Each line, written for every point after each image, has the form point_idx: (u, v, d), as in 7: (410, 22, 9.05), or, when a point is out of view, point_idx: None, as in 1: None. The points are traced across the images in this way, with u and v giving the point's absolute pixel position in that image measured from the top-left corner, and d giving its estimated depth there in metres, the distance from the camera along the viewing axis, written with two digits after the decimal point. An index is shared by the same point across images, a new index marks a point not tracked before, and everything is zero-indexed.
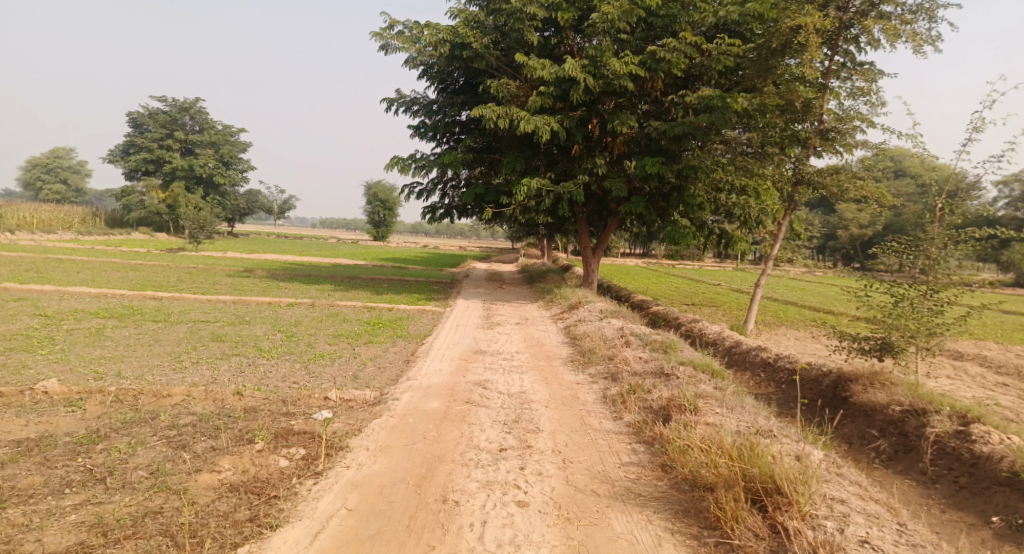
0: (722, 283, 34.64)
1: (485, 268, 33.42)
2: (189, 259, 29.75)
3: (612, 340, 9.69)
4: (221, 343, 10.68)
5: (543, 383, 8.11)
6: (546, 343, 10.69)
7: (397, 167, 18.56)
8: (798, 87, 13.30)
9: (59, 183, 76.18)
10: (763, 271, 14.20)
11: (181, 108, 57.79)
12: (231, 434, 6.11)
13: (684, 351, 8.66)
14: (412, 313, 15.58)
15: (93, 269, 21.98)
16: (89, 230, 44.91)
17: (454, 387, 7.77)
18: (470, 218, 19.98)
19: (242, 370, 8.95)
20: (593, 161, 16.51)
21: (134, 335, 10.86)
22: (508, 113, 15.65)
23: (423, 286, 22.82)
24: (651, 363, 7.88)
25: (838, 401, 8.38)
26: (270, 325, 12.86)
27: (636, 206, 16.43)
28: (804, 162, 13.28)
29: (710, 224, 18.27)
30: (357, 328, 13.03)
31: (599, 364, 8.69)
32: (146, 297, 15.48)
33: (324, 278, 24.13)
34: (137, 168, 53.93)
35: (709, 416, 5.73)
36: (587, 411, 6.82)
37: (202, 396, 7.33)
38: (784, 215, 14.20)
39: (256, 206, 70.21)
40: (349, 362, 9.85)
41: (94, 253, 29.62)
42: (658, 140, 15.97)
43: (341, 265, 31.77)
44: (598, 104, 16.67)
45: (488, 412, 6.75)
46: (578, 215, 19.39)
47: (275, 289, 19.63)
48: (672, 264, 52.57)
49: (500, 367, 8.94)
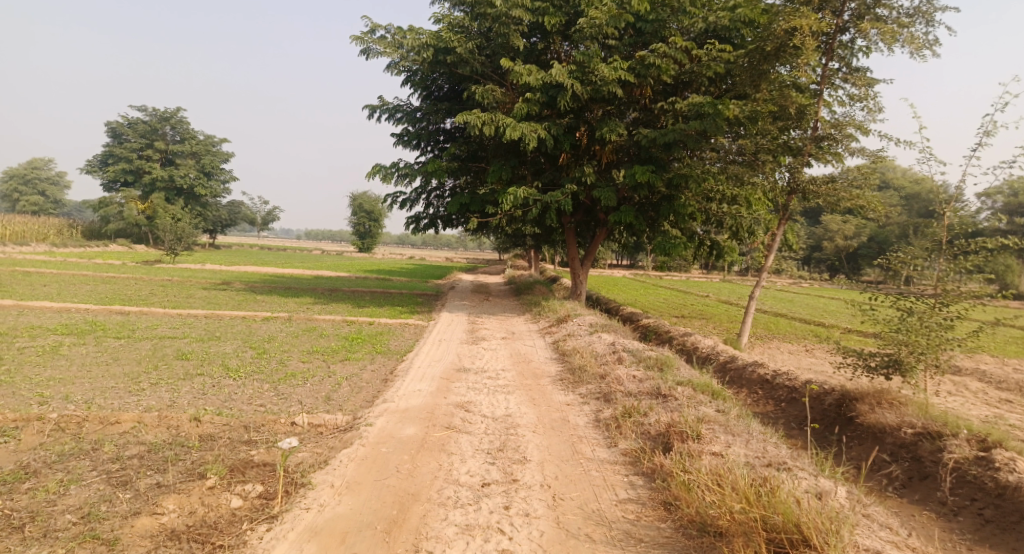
0: (710, 295, 34.35)
1: (470, 280, 32.83)
2: (166, 271, 28.90)
3: (603, 356, 9.15)
4: (186, 361, 9.98)
5: (530, 404, 7.53)
6: (533, 359, 10.12)
7: (379, 175, 18.00)
8: (792, 93, 12.96)
9: (37, 194, 74.52)
10: (757, 283, 13.73)
11: (162, 118, 56.86)
12: (181, 468, 5.45)
13: (681, 368, 8.14)
14: (393, 327, 14.93)
15: (60, 282, 21.06)
16: (65, 241, 43.70)
17: (434, 409, 7.17)
18: (456, 228, 19.42)
19: (204, 392, 8.26)
20: (581, 169, 16.08)
21: (92, 353, 10.12)
22: (494, 120, 15.19)
23: (406, 298, 22.15)
24: (646, 383, 7.34)
25: (843, 421, 7.88)
26: (241, 341, 12.16)
27: (626, 216, 15.96)
28: (799, 170, 12.90)
29: (700, 234, 17.83)
30: (334, 343, 12.37)
31: (590, 383, 8.13)
32: (112, 311, 14.68)
33: (304, 291, 23.37)
34: (116, 178, 52.84)
35: (715, 445, 5.19)
36: (579, 437, 6.25)
37: (154, 422, 6.64)
38: (779, 225, 13.79)
39: (238, 217, 69.18)
40: (322, 381, 9.20)
41: (65, 265, 28.68)
42: (648, 147, 15.57)
43: (324, 278, 31.04)
44: (586, 112, 16.26)
45: (470, 439, 6.15)
46: (566, 225, 18.92)
47: (252, 302, 18.89)
48: (659, 276, 52.32)
49: (484, 387, 8.35)
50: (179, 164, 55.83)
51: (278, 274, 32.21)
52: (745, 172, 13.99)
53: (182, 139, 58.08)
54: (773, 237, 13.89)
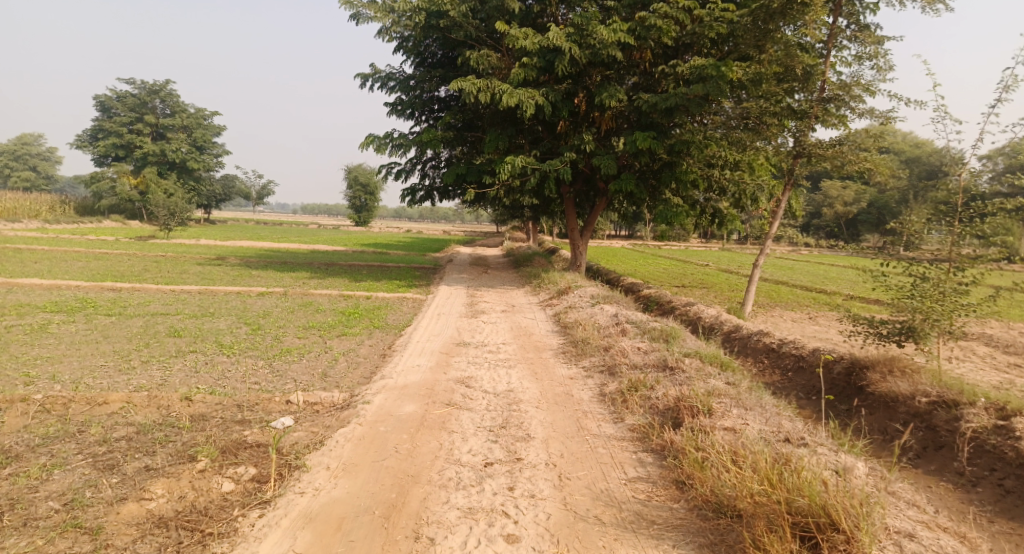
0: (710, 264, 34.14)
1: (469, 252, 32.51)
2: (160, 246, 28.53)
3: (606, 328, 8.91)
4: (178, 339, 9.73)
5: (532, 379, 7.31)
6: (534, 332, 9.89)
7: (373, 146, 17.53)
8: (799, 52, 12.48)
9: (27, 170, 73.47)
10: (762, 251, 13.43)
11: (151, 91, 55.64)
12: (171, 451, 5.23)
13: (686, 340, 7.92)
14: (391, 301, 14.67)
15: (51, 259, 20.71)
16: (57, 218, 43.11)
17: (433, 386, 6.95)
18: (453, 200, 19.04)
19: (196, 370, 8.03)
20: (581, 137, 15.65)
21: (81, 331, 9.85)
22: (490, 86, 14.69)
23: (404, 272, 21.86)
24: (652, 355, 7.12)
25: (853, 391, 7.70)
26: (235, 317, 11.89)
27: (627, 184, 15.58)
28: (806, 134, 12.49)
29: (702, 202, 17.33)
30: (330, 318, 12.11)
31: (593, 356, 7.90)
32: (103, 289, 14.38)
33: (300, 265, 23.03)
34: (107, 153, 51.99)
35: (728, 420, 4.97)
36: (584, 413, 6.04)
37: (144, 402, 6.41)
38: (783, 191, 13.39)
39: (233, 192, 68.42)
40: (319, 357, 8.97)
41: (58, 242, 28.32)
42: (648, 113, 15.11)
43: (320, 252, 30.71)
44: (585, 77, 15.76)
45: (472, 416, 5.94)
46: (565, 195, 18.54)
47: (247, 277, 18.59)
48: (658, 245, 52.07)
49: (484, 361, 8.13)
50: (170, 138, 54.90)
51: (274, 249, 31.81)
52: (749, 137, 13.60)
53: (172, 111, 56.99)
54: (778, 203, 13.51)
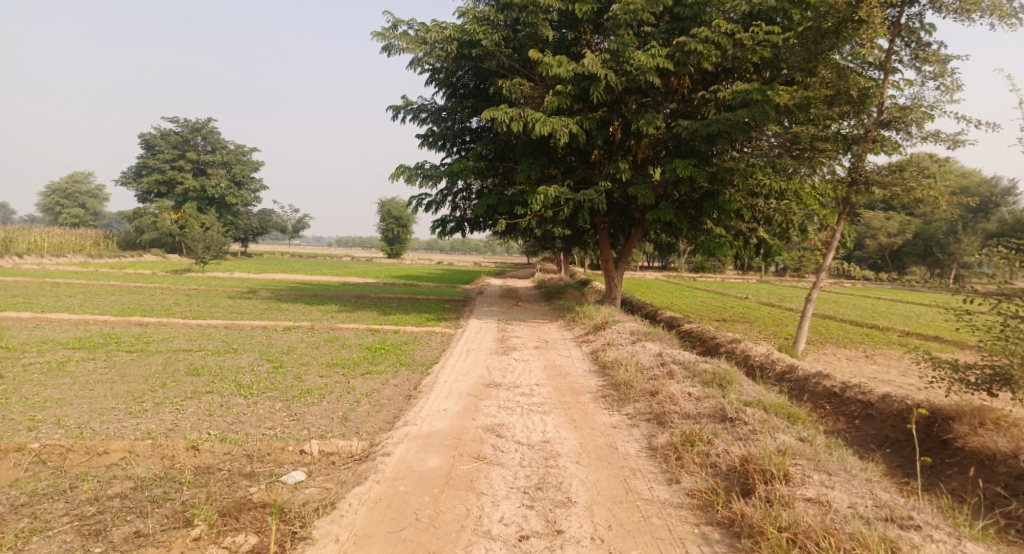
0: (749, 297, 32.97)
1: (499, 285, 32.02)
2: (195, 279, 28.78)
3: (650, 369, 8.15)
4: (197, 377, 9.29)
5: (570, 427, 6.58)
6: (571, 372, 9.17)
7: (403, 177, 17.27)
8: (852, 74, 11.75)
9: (77, 207, 76.36)
10: (815, 284, 12.45)
11: (194, 129, 57.44)
12: (167, 511, 4.67)
13: (742, 384, 7.11)
14: (419, 336, 14.12)
15: (85, 292, 20.87)
16: (101, 252, 44.35)
17: (461, 435, 6.27)
18: (483, 231, 18.58)
19: (210, 413, 7.52)
20: (616, 166, 15.08)
21: (98, 369, 9.51)
22: (522, 115, 14.32)
23: (434, 304, 21.40)
24: (706, 403, 6.34)
25: (936, 445, 6.76)
26: (258, 353, 11.46)
27: (665, 213, 14.87)
28: (861, 159, 11.66)
29: (745, 232, 16.54)
30: (355, 354, 11.59)
31: (638, 402, 7.14)
32: (130, 323, 14.19)
33: (330, 298, 22.81)
34: (150, 189, 53.64)
35: (809, 489, 4.18)
36: (632, 471, 5.29)
37: (147, 452, 5.90)
38: (837, 221, 12.48)
39: (269, 226, 69.81)
40: (340, 399, 8.40)
41: (96, 276, 28.82)
42: (688, 139, 14.51)
43: (350, 285, 30.54)
44: (621, 104, 15.24)
45: (503, 473, 5.25)
46: (599, 225, 17.93)
47: (275, 310, 18.35)
48: (693, 277, 50.84)
49: (517, 406, 7.42)
50: (211, 174, 56.46)
51: (305, 281, 31.83)
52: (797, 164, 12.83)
53: (213, 148, 58.65)
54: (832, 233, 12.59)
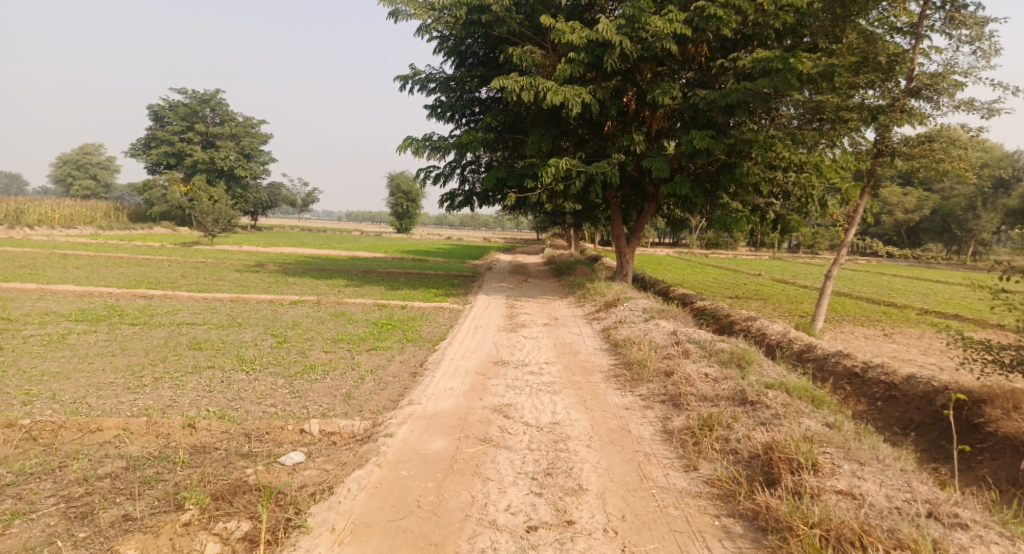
0: (762, 274, 32.45)
1: (508, 260, 31.69)
2: (203, 252, 28.65)
3: (665, 348, 7.84)
4: (199, 352, 9.09)
5: (581, 408, 6.31)
6: (581, 350, 8.89)
7: (410, 148, 16.86)
8: (881, 39, 11.13)
9: (88, 179, 76.45)
10: (836, 261, 11.99)
11: (201, 100, 56.91)
12: (158, 494, 4.46)
13: (762, 365, 6.78)
14: (427, 312, 13.88)
15: (93, 264, 20.77)
16: (111, 224, 44.43)
17: (467, 415, 6.01)
18: (492, 205, 18.19)
19: (210, 390, 7.32)
20: (630, 137, 14.58)
21: (99, 342, 9.34)
22: (533, 84, 13.82)
23: (442, 280, 21.15)
24: (724, 385, 6.02)
25: (965, 429, 6.44)
26: (262, 327, 11.26)
27: (681, 187, 14.39)
28: (889, 128, 11.08)
29: (763, 206, 16.05)
30: (361, 330, 11.36)
31: (652, 382, 6.85)
32: (135, 296, 14.03)
33: (338, 272, 22.61)
34: (159, 162, 53.45)
35: (840, 481, 3.88)
36: (647, 455, 5.02)
37: (142, 429, 5.70)
38: (860, 195, 11.97)
39: (278, 199, 69.62)
40: (343, 375, 8.17)
41: (106, 248, 28.75)
42: (705, 110, 13.97)
43: (359, 259, 30.31)
44: (635, 73, 14.72)
45: (510, 457, 4.99)
46: (611, 200, 17.49)
47: (282, 284, 18.18)
48: (705, 254, 50.21)
49: (526, 385, 7.14)
50: (219, 146, 56.14)
51: (313, 255, 31.64)
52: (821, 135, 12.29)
53: (221, 120, 58.18)
54: (854, 208, 12.09)
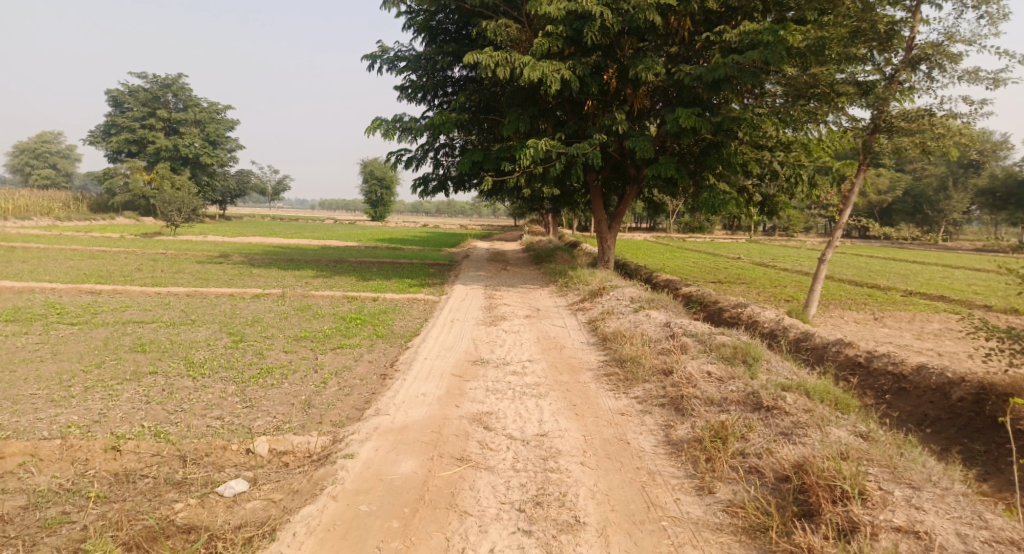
0: (742, 257, 32.18)
1: (486, 247, 30.79)
2: (165, 243, 27.21)
3: (659, 342, 7.19)
4: (142, 355, 8.13)
5: (572, 415, 5.60)
6: (567, 345, 8.17)
7: (380, 130, 15.86)
8: (878, 6, 10.48)
9: (47, 168, 73.30)
10: (831, 244, 11.31)
11: (162, 84, 54.47)
12: (59, 543, 3.72)
13: (770, 360, 6.14)
14: (400, 303, 13.04)
15: (41, 258, 19.37)
16: (69, 215, 42.38)
17: (441, 428, 5.23)
18: (469, 191, 17.30)
19: (147, 400, 6.40)
20: (612, 116, 13.82)
21: (28, 345, 8.30)
22: (509, 60, 12.96)
23: (417, 269, 20.21)
24: (732, 386, 5.37)
25: (989, 427, 5.91)
26: (218, 325, 10.30)
27: (666, 168, 13.68)
28: (885, 102, 10.46)
29: (749, 189, 15.52)
30: (327, 325, 10.48)
31: (648, 383, 6.17)
32: (81, 292, 12.91)
33: (307, 262, 21.51)
34: (120, 149, 51.18)
35: (896, 515, 3.28)
36: (651, 474, 4.34)
37: (54, 455, 4.82)
38: (855, 174, 11.30)
39: (248, 187, 67.50)
40: (304, 380, 7.31)
41: (59, 239, 27.12)
42: (691, 87, 13.27)
43: (331, 248, 29.16)
44: (616, 48, 13.96)
45: (492, 482, 4.25)
46: (593, 183, 16.76)
47: (246, 276, 17.10)
48: (683, 238, 49.83)
49: (507, 389, 6.36)
50: (183, 133, 53.94)
51: (283, 245, 30.40)
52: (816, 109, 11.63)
53: (185, 105, 55.82)
54: (849, 188, 11.46)
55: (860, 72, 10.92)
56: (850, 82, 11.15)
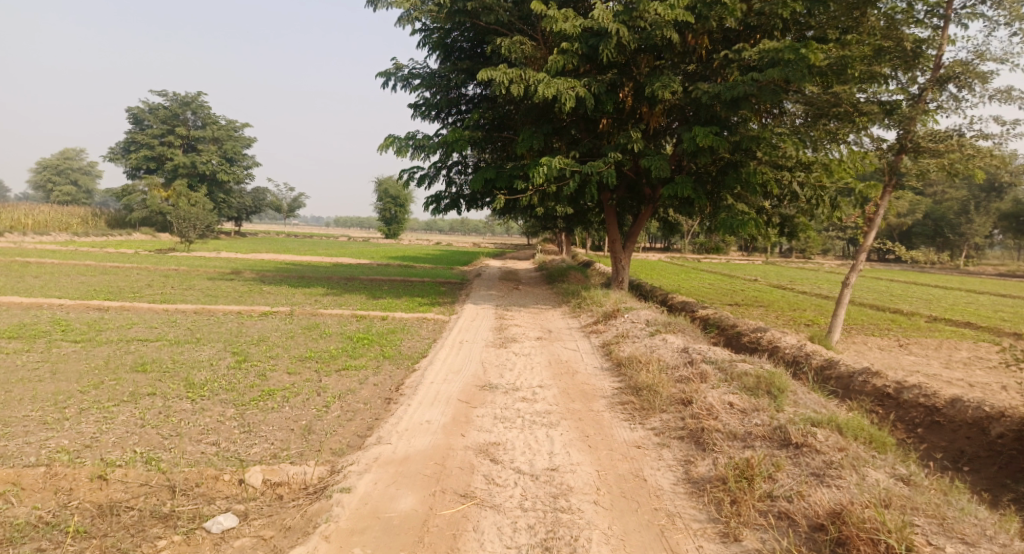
0: (758, 279, 31.67)
1: (498, 266, 30.53)
2: (178, 259, 27.29)
3: (676, 369, 6.86)
4: (143, 375, 7.92)
5: (584, 447, 5.28)
6: (580, 370, 7.85)
7: (393, 148, 15.77)
8: (903, 24, 10.23)
9: (68, 183, 74.57)
10: (855, 267, 10.92)
11: (182, 103, 55.38)
12: None
13: (796, 391, 5.79)
14: (409, 323, 12.79)
15: (54, 273, 19.41)
16: (88, 230, 42.90)
17: (445, 459, 4.93)
18: (481, 209, 17.11)
19: (143, 424, 6.16)
20: (627, 135, 13.61)
21: (28, 363, 8.14)
22: (523, 77, 12.84)
23: (428, 287, 19.99)
24: (756, 420, 5.03)
25: None
26: (223, 344, 10.09)
27: (682, 187, 13.40)
28: (912, 122, 10.15)
29: (768, 210, 15.19)
30: (334, 345, 10.24)
31: (665, 413, 5.84)
32: (89, 308, 12.81)
33: (317, 280, 21.38)
34: (139, 166, 51.92)
35: None
36: (671, 517, 4.01)
37: (38, 483, 4.59)
38: (880, 195, 10.95)
39: (263, 204, 68.10)
40: (306, 403, 7.05)
41: (74, 254, 27.31)
42: (708, 105, 13.05)
43: (343, 266, 29.08)
44: (632, 66, 13.80)
45: (497, 524, 3.96)
46: (607, 202, 16.52)
47: (256, 293, 16.97)
48: (698, 259, 49.29)
49: (516, 417, 6.05)
50: (201, 150, 54.65)
51: (295, 262, 30.40)
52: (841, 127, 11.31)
53: (204, 124, 56.67)
54: (873, 209, 11.09)
55: (883, 92, 10.64)
56: (873, 101, 10.87)
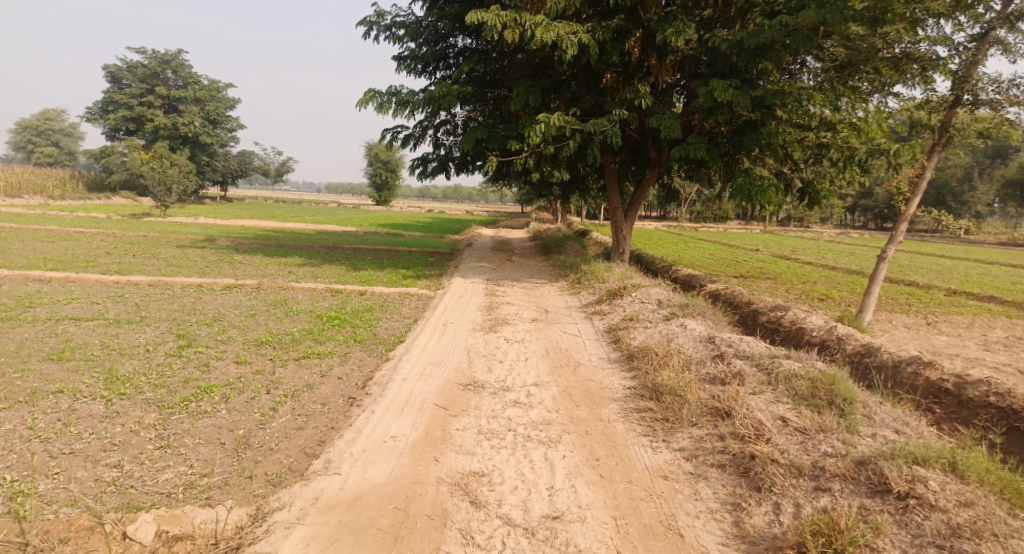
0: (760, 250, 30.29)
1: (490, 235, 29.01)
2: (154, 225, 25.65)
3: (705, 366, 5.58)
4: (57, 365, 6.54)
5: (597, 477, 4.02)
6: (584, 362, 6.56)
7: (373, 103, 14.17)
8: None
9: (48, 144, 71.85)
10: (892, 239, 9.59)
11: (161, 61, 52.64)
12: None
13: (866, 402, 4.52)
14: (389, 299, 11.44)
15: (10, 238, 17.85)
16: (63, 193, 40.85)
17: (408, 502, 3.71)
18: (471, 172, 15.60)
19: (29, 436, 4.82)
20: (634, 88, 12.10)
21: None
22: (517, 21, 11.24)
23: (415, 258, 18.55)
24: (826, 450, 3.82)
25: None
26: (169, 325, 8.71)
27: (696, 149, 11.93)
28: (972, 70, 8.74)
29: (789, 174, 13.79)
30: (299, 326, 8.88)
31: (697, 428, 4.57)
32: (29, 281, 11.36)
33: (297, 249, 19.85)
34: (117, 127, 49.56)
35: None
36: None
37: None
38: (925, 157, 9.56)
39: (249, 168, 65.80)
40: (249, 404, 5.72)
41: (41, 219, 25.57)
42: (726, 55, 11.54)
43: (328, 233, 27.48)
44: (640, 11, 12.20)
45: None
46: (608, 166, 15.05)
47: (225, 264, 15.51)
48: (695, 228, 47.94)
49: (505, 429, 4.77)
50: (182, 111, 52.13)
51: (278, 229, 28.78)
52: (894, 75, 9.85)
53: (184, 83, 54.05)
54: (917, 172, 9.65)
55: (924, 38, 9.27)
56: (916, 49, 9.46)
